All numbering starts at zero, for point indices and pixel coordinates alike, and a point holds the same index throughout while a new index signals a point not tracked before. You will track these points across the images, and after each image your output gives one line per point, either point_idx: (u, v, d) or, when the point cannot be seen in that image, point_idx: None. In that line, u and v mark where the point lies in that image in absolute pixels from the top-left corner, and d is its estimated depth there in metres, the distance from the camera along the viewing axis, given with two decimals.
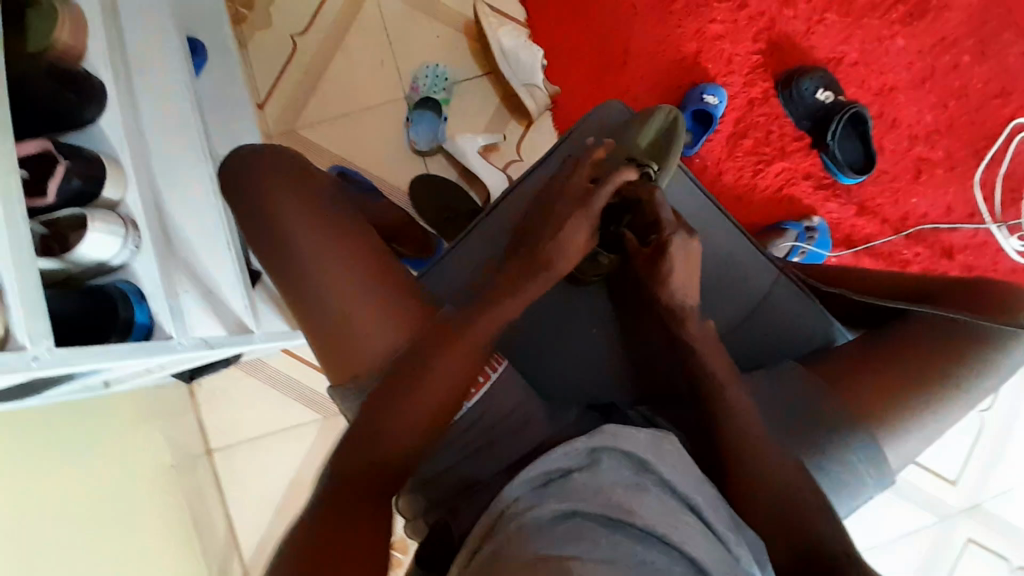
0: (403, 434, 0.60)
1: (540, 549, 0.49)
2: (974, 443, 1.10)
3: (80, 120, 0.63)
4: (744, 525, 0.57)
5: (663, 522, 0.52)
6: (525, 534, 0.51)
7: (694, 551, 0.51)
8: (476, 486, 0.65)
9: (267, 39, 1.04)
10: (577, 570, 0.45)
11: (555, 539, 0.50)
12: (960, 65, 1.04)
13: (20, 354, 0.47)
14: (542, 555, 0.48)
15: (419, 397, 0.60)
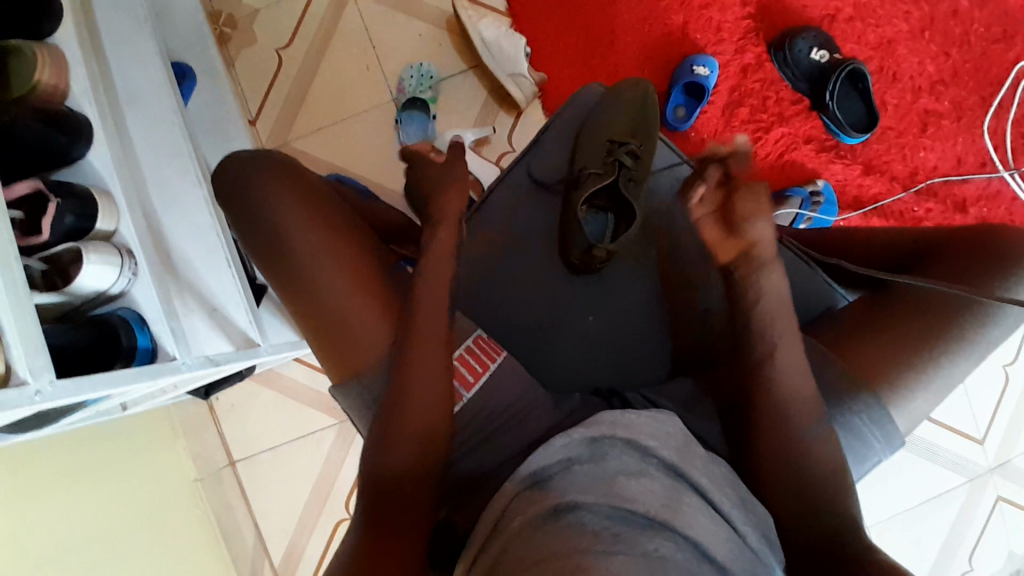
0: (418, 424, 0.59)
1: (540, 550, 0.46)
2: (1000, 400, 1.07)
3: (70, 157, 0.65)
4: (754, 505, 0.55)
5: (666, 508, 0.49)
6: (525, 533, 0.48)
7: (706, 541, 0.48)
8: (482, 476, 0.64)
9: (253, 55, 1.05)
10: (590, 563, 0.43)
11: (558, 532, 0.47)
12: (960, 11, 1.00)
13: (21, 389, 0.49)
14: (551, 551, 0.45)
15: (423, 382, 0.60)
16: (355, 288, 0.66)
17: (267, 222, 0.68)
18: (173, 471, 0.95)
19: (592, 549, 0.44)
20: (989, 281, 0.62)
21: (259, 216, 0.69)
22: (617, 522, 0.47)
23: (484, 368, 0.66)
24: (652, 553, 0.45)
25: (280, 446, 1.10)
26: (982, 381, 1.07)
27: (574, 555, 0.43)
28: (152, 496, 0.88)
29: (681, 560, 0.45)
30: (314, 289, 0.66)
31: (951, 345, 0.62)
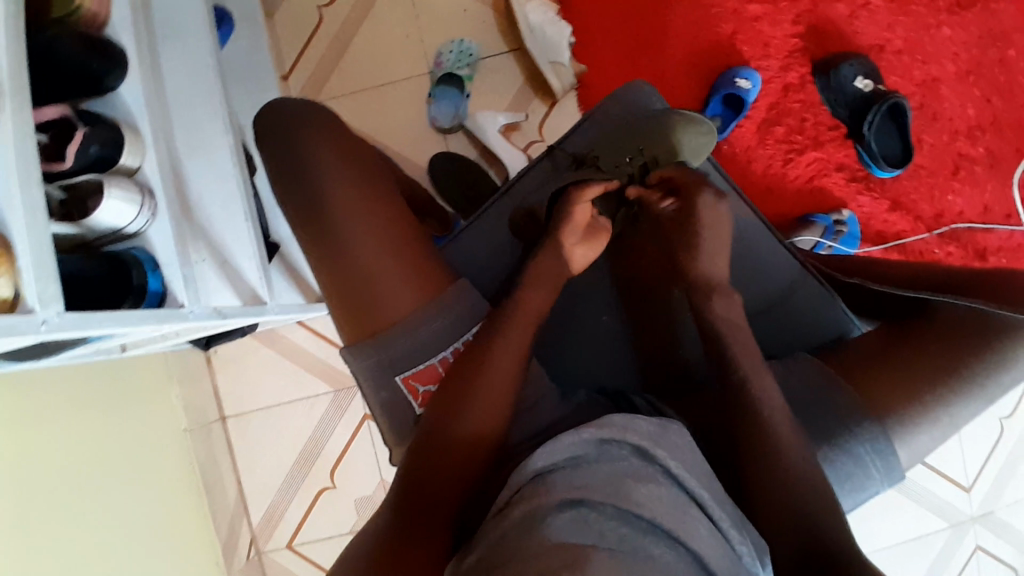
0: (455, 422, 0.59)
1: (545, 541, 0.46)
2: (992, 451, 1.07)
3: (102, 88, 0.64)
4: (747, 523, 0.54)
5: (672, 518, 0.50)
6: (530, 522, 0.49)
7: (705, 550, 0.49)
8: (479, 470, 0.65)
9: (294, 8, 1.04)
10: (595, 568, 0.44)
11: (564, 528, 0.48)
12: (1006, 60, 0.99)
13: (29, 317, 0.48)
14: (557, 548, 0.46)
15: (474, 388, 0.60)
16: (379, 254, 0.65)
17: (300, 176, 0.68)
18: (165, 418, 0.95)
19: (600, 549, 0.45)
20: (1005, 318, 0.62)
21: (292, 170, 0.68)
22: (622, 524, 0.49)
23: None
24: (654, 560, 0.47)
25: (272, 405, 1.09)
26: (976, 430, 1.07)
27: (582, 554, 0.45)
28: (141, 441, 0.88)
29: (678, 570, 0.47)
30: (346, 251, 0.65)
31: (963, 387, 0.62)
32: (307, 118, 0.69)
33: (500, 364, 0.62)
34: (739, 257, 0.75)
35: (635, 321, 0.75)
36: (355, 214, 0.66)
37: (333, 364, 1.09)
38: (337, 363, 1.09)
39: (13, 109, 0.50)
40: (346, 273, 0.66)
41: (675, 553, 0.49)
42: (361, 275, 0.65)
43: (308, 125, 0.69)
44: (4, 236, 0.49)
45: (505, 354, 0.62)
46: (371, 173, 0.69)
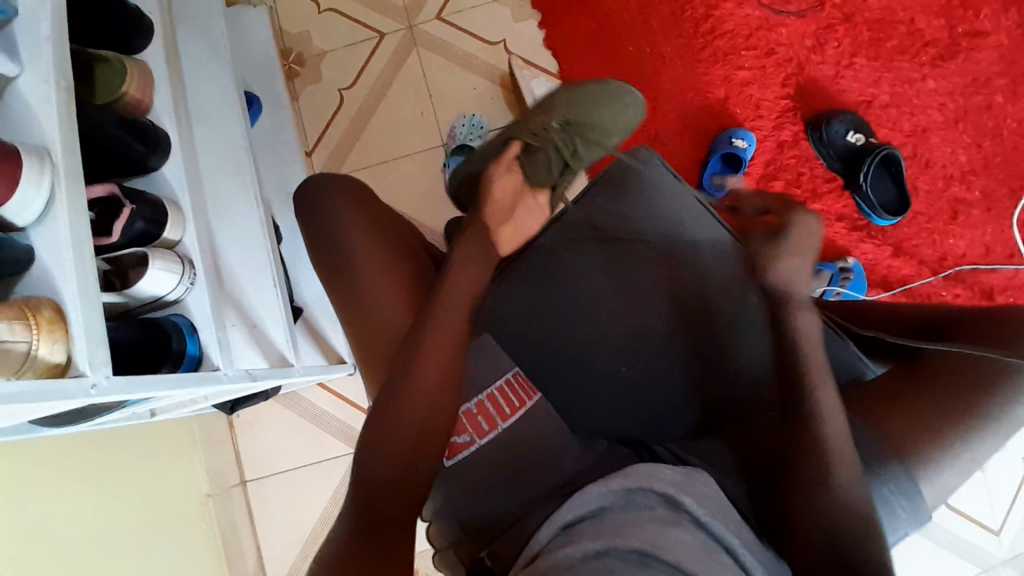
0: (421, 428, 0.63)
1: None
2: (1022, 493, 1.05)
3: (145, 167, 0.69)
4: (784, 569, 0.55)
5: (696, 559, 0.51)
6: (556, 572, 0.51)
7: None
8: (504, 526, 0.63)
9: (316, 91, 1.12)
10: None
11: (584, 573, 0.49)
12: (993, 105, 1.04)
13: (79, 381, 0.50)
14: None
15: (439, 405, 0.65)
16: (388, 281, 0.71)
17: (331, 246, 0.73)
18: (189, 485, 0.95)
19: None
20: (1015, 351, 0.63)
21: (323, 241, 0.73)
22: (643, 570, 0.50)
23: (520, 404, 0.69)
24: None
25: (292, 470, 1.10)
26: (1003, 471, 1.05)
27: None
28: (165, 509, 0.88)
29: None
30: (355, 294, 0.71)
31: (981, 424, 0.62)
32: (335, 192, 0.75)
33: (418, 398, 0.64)
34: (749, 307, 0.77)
35: (650, 369, 0.77)
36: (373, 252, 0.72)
37: (353, 426, 1.11)
38: (359, 424, 1.10)
39: (68, 188, 0.54)
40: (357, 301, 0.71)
41: None
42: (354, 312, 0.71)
43: (340, 192, 0.74)
44: (57, 305, 0.51)
45: (425, 388, 0.64)
46: (397, 230, 0.75)
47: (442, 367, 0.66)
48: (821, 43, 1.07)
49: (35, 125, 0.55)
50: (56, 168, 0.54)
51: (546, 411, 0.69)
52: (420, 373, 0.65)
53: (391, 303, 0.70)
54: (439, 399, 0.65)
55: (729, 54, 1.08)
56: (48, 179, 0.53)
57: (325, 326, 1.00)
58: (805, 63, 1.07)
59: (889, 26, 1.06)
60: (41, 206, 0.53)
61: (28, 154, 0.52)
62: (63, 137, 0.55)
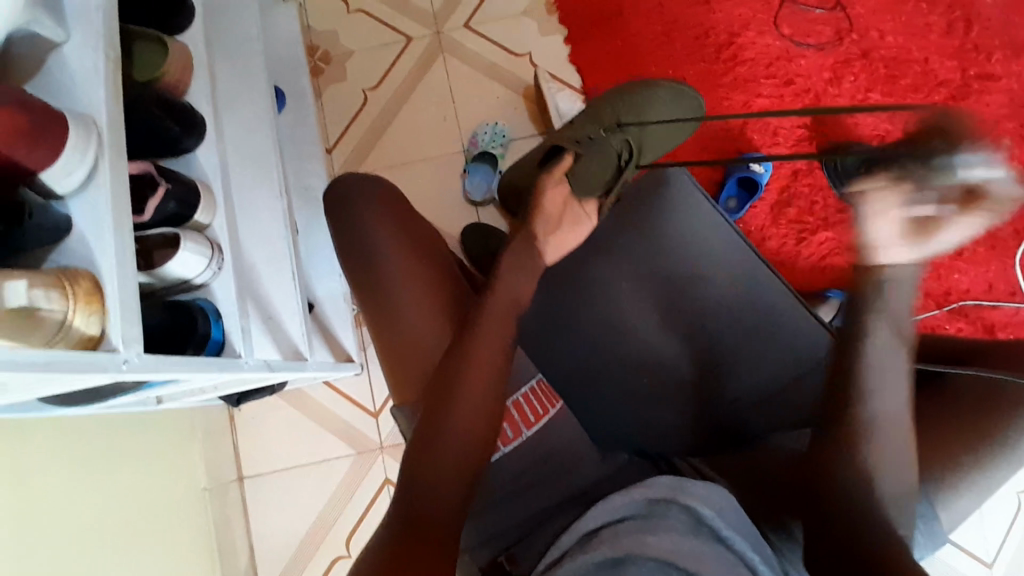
0: (465, 430, 0.63)
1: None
2: (1012, 527, 1.07)
3: (177, 148, 0.69)
4: None
5: (701, 562, 0.52)
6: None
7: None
8: (542, 522, 0.67)
9: (340, 90, 1.15)
10: None
11: None
12: (1001, 147, 1.08)
13: (112, 355, 0.49)
14: None
15: (482, 403, 0.64)
16: (418, 285, 0.71)
17: (360, 245, 0.73)
18: (185, 475, 0.93)
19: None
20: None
21: (354, 239, 0.73)
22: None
23: (544, 413, 0.71)
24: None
25: (291, 467, 1.09)
26: (996, 503, 1.07)
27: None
28: (162, 497, 0.87)
29: None
30: (386, 297, 0.71)
31: (1000, 452, 0.64)
32: (370, 189, 0.75)
33: (462, 413, 0.63)
34: (771, 325, 0.78)
35: (673, 379, 0.77)
36: (401, 255, 0.72)
37: (354, 427, 1.09)
38: (362, 424, 1.09)
39: (110, 161, 0.54)
40: (385, 308, 0.71)
41: None
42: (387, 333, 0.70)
43: (377, 189, 0.75)
44: (94, 277, 0.51)
45: (469, 400, 0.63)
46: (426, 237, 0.75)
47: (485, 380, 0.65)
48: (837, 77, 1.11)
49: (82, 97, 0.55)
50: (100, 140, 0.54)
51: (568, 419, 0.72)
52: (465, 391, 0.64)
53: (421, 306, 0.70)
54: (486, 412, 0.64)
55: (749, 82, 1.11)
56: (93, 152, 0.53)
57: (336, 322, 1.00)
58: (821, 95, 1.10)
59: (903, 64, 1.11)
60: (83, 176, 0.52)
61: (76, 125, 0.52)
62: (108, 110, 0.55)
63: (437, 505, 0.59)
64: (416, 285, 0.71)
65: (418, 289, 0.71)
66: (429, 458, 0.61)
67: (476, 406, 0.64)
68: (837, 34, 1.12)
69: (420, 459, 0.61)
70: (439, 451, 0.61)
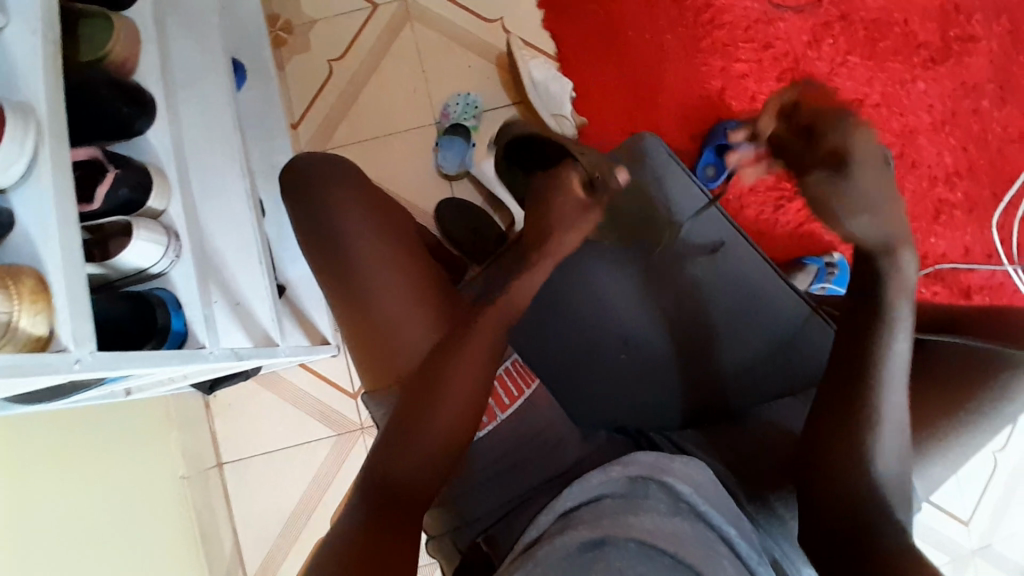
0: (450, 426, 0.60)
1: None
2: (988, 485, 1.09)
3: (130, 131, 0.65)
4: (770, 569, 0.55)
5: (680, 545, 0.52)
6: (554, 564, 0.50)
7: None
8: (521, 503, 0.66)
9: (304, 62, 1.10)
10: None
11: (584, 566, 0.50)
12: (980, 109, 1.07)
13: (63, 355, 0.47)
14: None
15: (467, 398, 0.61)
16: (394, 275, 0.68)
17: (325, 226, 0.70)
18: (163, 464, 0.92)
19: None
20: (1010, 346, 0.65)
21: (319, 222, 0.70)
22: (643, 562, 0.50)
23: (519, 394, 0.69)
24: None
25: (272, 451, 1.08)
26: (972, 464, 1.09)
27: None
28: (139, 487, 0.85)
29: None
30: (357, 286, 0.68)
31: (974, 419, 0.65)
32: (336, 171, 0.73)
33: (447, 408, 0.60)
34: (751, 298, 0.77)
35: (651, 357, 0.76)
36: (373, 244, 0.69)
37: (334, 409, 1.08)
38: (342, 405, 1.08)
39: (52, 150, 0.50)
40: (357, 298, 0.68)
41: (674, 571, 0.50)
42: (365, 319, 0.67)
43: (343, 171, 0.73)
44: (40, 274, 0.48)
45: (456, 395, 0.61)
46: (399, 224, 0.72)
47: (472, 373, 0.62)
48: (817, 40, 1.08)
49: (22, 82, 0.52)
50: (40, 127, 0.50)
51: (545, 399, 0.70)
52: (447, 383, 0.61)
53: (399, 299, 0.67)
54: (469, 404, 0.61)
55: (728, 46, 1.08)
56: (32, 140, 0.49)
57: (309, 305, 0.97)
58: (800, 58, 1.08)
59: (883, 26, 1.08)
60: (23, 167, 0.49)
61: (12, 113, 0.48)
62: (47, 96, 0.52)
63: (412, 502, 0.58)
64: (391, 275, 0.68)
65: (393, 279, 0.68)
66: (409, 455, 0.59)
67: (462, 399, 0.61)
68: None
69: (401, 456, 0.59)
70: (421, 447, 0.59)
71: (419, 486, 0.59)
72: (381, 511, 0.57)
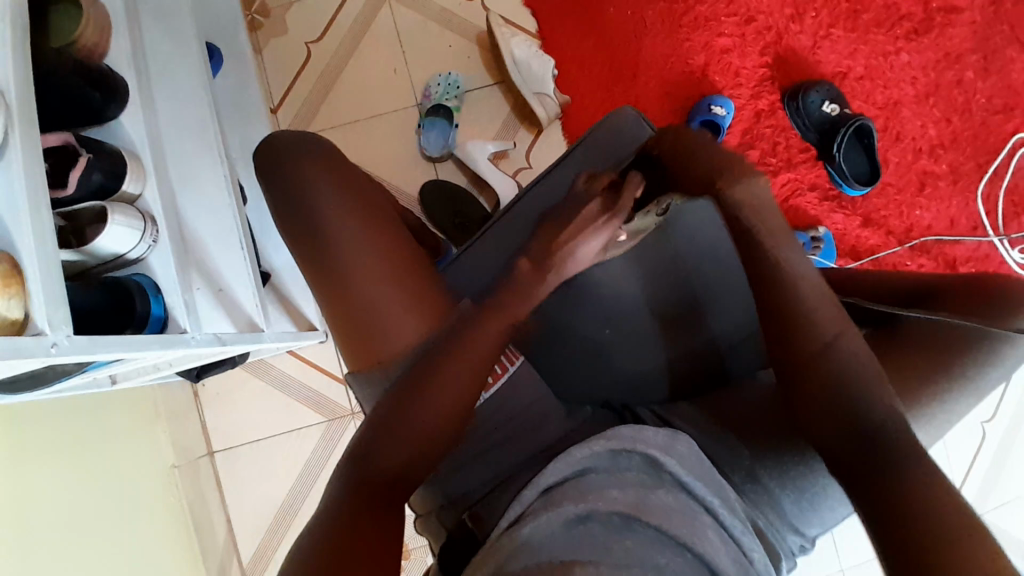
0: (436, 424, 0.60)
1: (554, 555, 0.48)
2: (977, 455, 1.11)
3: (103, 117, 0.64)
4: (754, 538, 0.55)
5: (662, 516, 0.52)
6: (541, 541, 0.50)
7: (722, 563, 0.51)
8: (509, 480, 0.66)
9: (282, 45, 1.09)
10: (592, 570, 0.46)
11: (571, 543, 0.50)
12: (964, 80, 1.07)
13: (39, 340, 0.46)
14: (556, 559, 0.48)
15: (454, 395, 0.61)
16: (379, 264, 0.67)
17: (304, 212, 0.69)
18: (153, 453, 0.92)
19: (603, 562, 0.47)
20: (993, 314, 0.65)
21: (295, 207, 0.70)
22: (628, 536, 0.51)
23: (503, 372, 0.69)
24: (660, 568, 0.49)
25: (263, 439, 1.08)
26: (960, 435, 1.11)
27: (585, 564, 0.47)
28: (130, 477, 0.85)
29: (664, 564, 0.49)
30: (337, 274, 0.67)
31: (958, 386, 0.65)
32: (311, 149, 0.71)
33: (434, 407, 0.60)
34: (736, 267, 0.77)
35: (636, 334, 0.76)
36: (357, 232, 0.68)
37: (324, 395, 1.08)
38: (332, 391, 1.08)
39: (21, 131, 0.49)
40: (340, 288, 0.67)
41: (657, 545, 0.51)
42: (353, 314, 0.67)
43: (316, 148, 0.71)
44: (13, 258, 0.48)
45: (445, 395, 0.60)
46: (383, 208, 0.72)
47: (462, 374, 0.61)
48: (800, 13, 1.08)
49: None
50: (9, 110, 0.49)
51: (530, 375, 0.70)
52: (437, 392, 0.60)
53: (385, 293, 0.67)
54: (458, 412, 0.61)
55: (710, 21, 1.08)
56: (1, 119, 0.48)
57: (294, 290, 0.97)
58: (783, 32, 1.07)
59: None
60: None
61: None
62: (15, 78, 0.50)
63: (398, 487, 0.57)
64: (376, 265, 0.67)
65: (378, 270, 0.67)
66: (390, 451, 0.57)
67: (448, 397, 0.60)
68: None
69: (383, 452, 0.57)
70: (407, 443, 0.58)
71: (405, 483, 0.58)
72: (361, 499, 0.54)
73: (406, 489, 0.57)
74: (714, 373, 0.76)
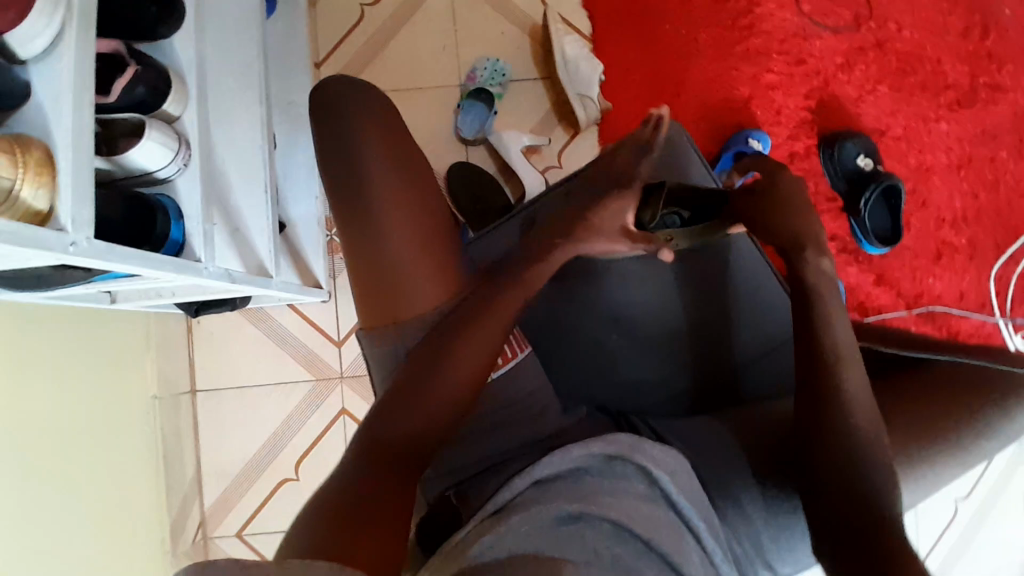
0: (452, 392, 0.60)
1: (540, 550, 0.47)
2: (946, 528, 1.11)
3: (155, 34, 0.64)
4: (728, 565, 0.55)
5: (647, 526, 0.52)
6: (529, 533, 0.49)
7: None
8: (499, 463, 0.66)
9: (337, 1, 1.09)
10: None
11: (559, 542, 0.49)
12: (997, 159, 1.08)
13: (59, 235, 0.46)
14: (543, 555, 0.47)
15: (472, 365, 0.61)
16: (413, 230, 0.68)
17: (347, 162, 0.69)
18: (133, 381, 0.91)
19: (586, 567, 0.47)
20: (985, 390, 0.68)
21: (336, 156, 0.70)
22: (616, 543, 0.50)
23: (512, 355, 0.69)
24: None
25: (247, 387, 1.06)
26: (933, 505, 1.11)
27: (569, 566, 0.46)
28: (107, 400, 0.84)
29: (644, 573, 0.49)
30: (371, 234, 0.67)
31: (951, 451, 0.66)
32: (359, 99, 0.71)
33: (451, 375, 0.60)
34: (749, 297, 0.78)
35: (642, 345, 0.77)
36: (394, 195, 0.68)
37: (316, 354, 1.06)
38: (323, 353, 1.06)
39: (79, 30, 0.49)
40: (372, 248, 0.67)
41: (637, 554, 0.51)
42: (381, 275, 0.67)
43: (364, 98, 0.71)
44: (48, 149, 0.47)
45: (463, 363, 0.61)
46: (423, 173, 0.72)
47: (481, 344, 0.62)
48: (850, 64, 1.08)
49: None
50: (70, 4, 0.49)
51: (533, 365, 0.71)
52: (457, 359, 0.61)
53: (417, 259, 0.67)
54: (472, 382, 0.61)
55: (762, 55, 1.08)
56: (60, 16, 0.48)
57: (307, 244, 0.97)
58: (831, 79, 1.08)
59: (916, 60, 1.09)
60: (45, 44, 0.48)
61: None
62: None
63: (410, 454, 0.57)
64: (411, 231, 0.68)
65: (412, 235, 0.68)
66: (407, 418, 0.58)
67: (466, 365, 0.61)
68: (843, 21, 1.09)
69: (401, 420, 0.57)
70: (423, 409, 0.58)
71: (415, 450, 0.57)
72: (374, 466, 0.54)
73: (417, 451, 0.57)
74: (711, 397, 0.76)
